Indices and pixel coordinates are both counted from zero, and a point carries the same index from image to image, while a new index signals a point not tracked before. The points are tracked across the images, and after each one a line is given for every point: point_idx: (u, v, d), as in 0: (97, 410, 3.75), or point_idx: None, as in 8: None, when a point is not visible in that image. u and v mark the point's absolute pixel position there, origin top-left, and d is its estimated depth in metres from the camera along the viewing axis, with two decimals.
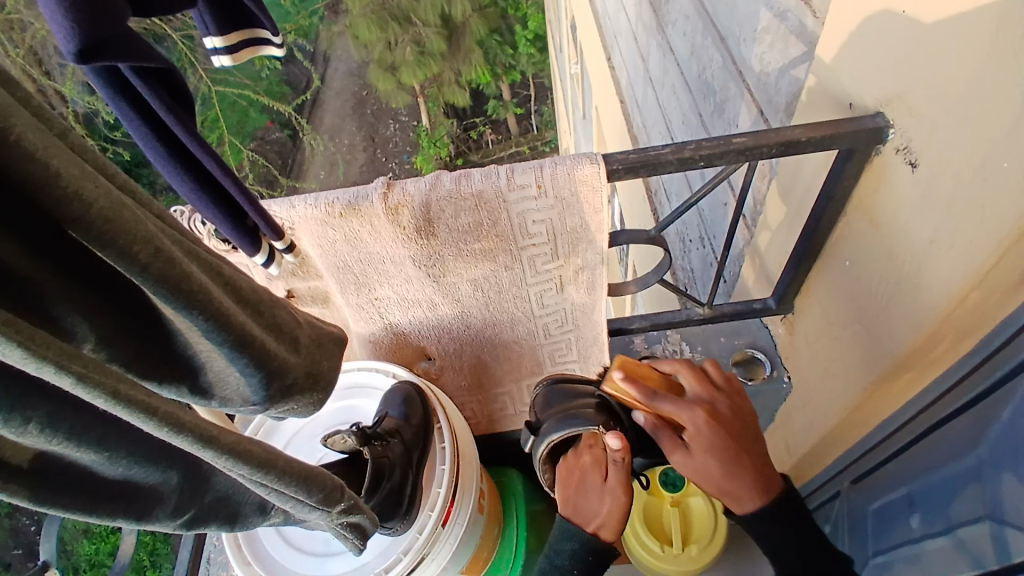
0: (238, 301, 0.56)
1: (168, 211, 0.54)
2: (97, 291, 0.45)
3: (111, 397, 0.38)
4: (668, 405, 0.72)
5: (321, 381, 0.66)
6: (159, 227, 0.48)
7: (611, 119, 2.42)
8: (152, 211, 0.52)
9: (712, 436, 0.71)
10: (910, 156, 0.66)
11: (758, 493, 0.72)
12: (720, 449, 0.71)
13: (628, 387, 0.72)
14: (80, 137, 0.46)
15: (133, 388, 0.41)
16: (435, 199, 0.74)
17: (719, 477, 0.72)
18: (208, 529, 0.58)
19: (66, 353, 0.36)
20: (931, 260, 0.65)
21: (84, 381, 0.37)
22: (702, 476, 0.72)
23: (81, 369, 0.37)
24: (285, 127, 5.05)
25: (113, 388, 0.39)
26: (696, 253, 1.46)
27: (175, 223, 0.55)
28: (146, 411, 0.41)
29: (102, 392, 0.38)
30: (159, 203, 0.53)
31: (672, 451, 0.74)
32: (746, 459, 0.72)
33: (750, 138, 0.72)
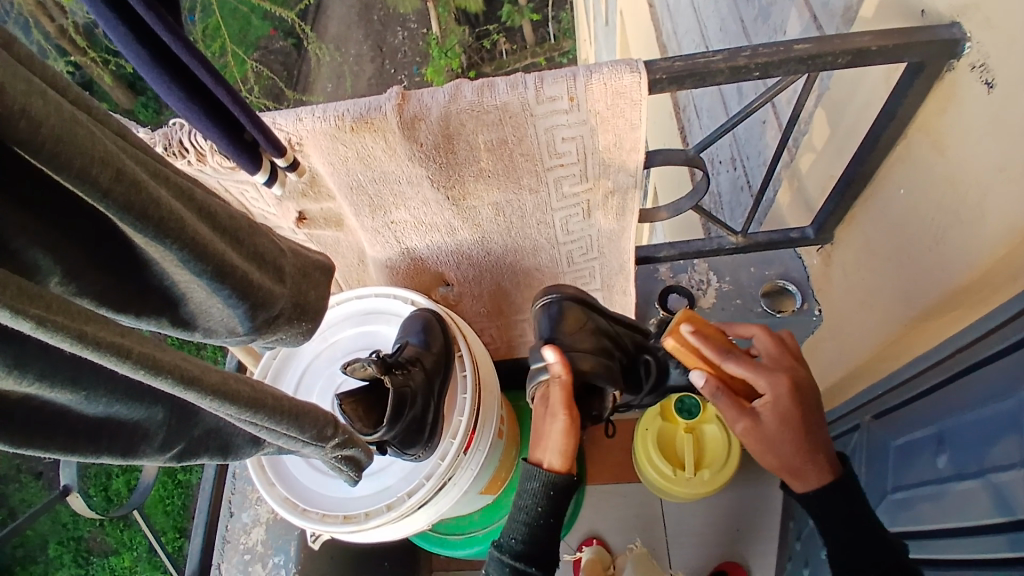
0: (215, 228, 0.52)
1: (131, 131, 0.49)
2: (52, 218, 0.41)
3: (77, 340, 0.36)
4: (745, 368, 0.75)
5: (309, 311, 0.64)
6: (118, 146, 0.44)
7: (638, 27, 2.23)
8: (112, 128, 0.47)
9: (791, 401, 0.72)
10: (986, 75, 0.59)
11: (829, 471, 0.73)
12: (795, 417, 0.72)
13: (697, 340, 0.77)
14: (27, 44, 0.40)
15: (104, 328, 0.38)
16: (455, 112, 0.67)
17: (790, 447, 0.73)
18: (200, 460, 0.57)
19: (24, 294, 0.33)
20: (1000, 193, 0.59)
21: (45, 325, 0.34)
22: (767, 442, 0.73)
23: (42, 312, 0.34)
24: (289, 35, 4.76)
25: (78, 331, 0.36)
26: (726, 176, 1.38)
27: (137, 141, 0.50)
28: (118, 353, 0.38)
29: (66, 336, 0.35)
30: (116, 119, 0.48)
31: (736, 417, 0.75)
32: (816, 439, 0.73)
33: (814, 45, 0.63)
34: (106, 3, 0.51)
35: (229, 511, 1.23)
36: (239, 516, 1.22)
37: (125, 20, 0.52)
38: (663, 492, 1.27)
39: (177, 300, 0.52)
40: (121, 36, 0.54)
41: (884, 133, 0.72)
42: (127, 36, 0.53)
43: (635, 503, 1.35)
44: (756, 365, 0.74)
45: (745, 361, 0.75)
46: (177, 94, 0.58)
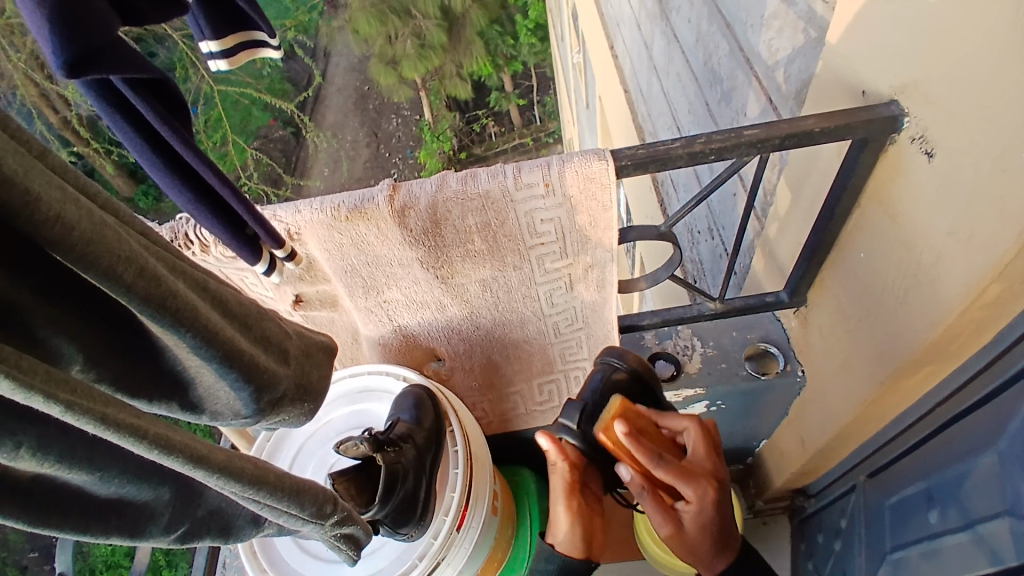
0: (224, 314, 0.55)
1: (153, 231, 0.53)
2: (79, 309, 0.44)
3: (100, 423, 0.38)
4: (668, 470, 0.73)
5: (311, 391, 0.66)
6: (142, 245, 0.47)
7: (615, 109, 2.40)
8: (134, 227, 0.51)
9: (713, 512, 0.73)
10: (926, 146, 0.64)
11: (729, 555, 0.78)
12: (714, 525, 0.74)
13: (628, 441, 0.73)
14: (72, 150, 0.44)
15: (122, 411, 0.40)
16: (442, 200, 0.73)
17: (703, 548, 0.76)
18: (202, 542, 0.57)
19: (53, 380, 0.35)
20: (950, 252, 0.63)
21: (73, 409, 0.36)
22: (688, 543, 0.76)
23: (70, 397, 0.36)
24: (288, 124, 5.02)
25: (102, 413, 0.38)
26: (705, 244, 1.44)
27: (158, 239, 0.54)
28: (136, 434, 0.40)
29: (92, 418, 0.37)
30: (141, 220, 0.52)
31: (660, 516, 0.75)
32: (726, 533, 0.76)
33: (762, 130, 0.71)
34: (123, 116, 0.58)
35: None
36: None
37: (139, 132, 0.60)
38: (668, 568, 1.23)
39: (186, 382, 0.53)
40: (136, 143, 0.61)
41: (840, 202, 0.79)
42: (142, 145, 0.61)
43: None
44: (685, 472, 0.73)
45: (674, 466, 0.73)
46: (186, 195, 0.65)
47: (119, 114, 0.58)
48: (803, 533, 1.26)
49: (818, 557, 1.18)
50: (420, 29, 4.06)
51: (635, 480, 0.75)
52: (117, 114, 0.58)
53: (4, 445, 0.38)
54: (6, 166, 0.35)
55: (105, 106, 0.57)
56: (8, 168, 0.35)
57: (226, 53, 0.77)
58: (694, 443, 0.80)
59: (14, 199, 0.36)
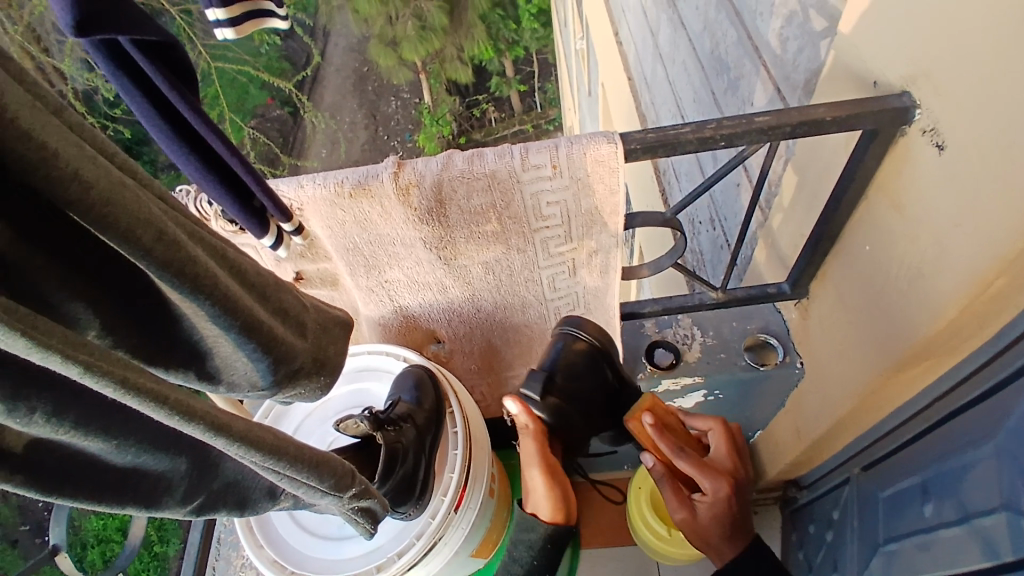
0: (243, 285, 0.54)
1: (169, 191, 0.52)
2: (93, 275, 0.43)
3: (120, 386, 0.37)
4: (685, 461, 0.84)
5: (327, 365, 0.65)
6: (160, 208, 0.46)
7: (618, 97, 2.38)
8: (153, 191, 0.50)
9: (724, 504, 0.84)
10: (935, 138, 0.64)
11: (736, 541, 0.83)
12: (723, 516, 0.85)
13: (653, 430, 0.83)
14: (78, 114, 0.43)
15: (142, 376, 0.39)
16: (447, 179, 0.72)
17: (717, 536, 0.84)
18: (218, 514, 0.56)
19: (70, 341, 0.34)
20: (954, 245, 0.63)
21: (92, 371, 0.35)
22: (698, 532, 0.86)
23: (88, 358, 0.35)
24: (286, 104, 4.95)
25: (122, 376, 0.37)
26: (706, 234, 1.44)
27: (177, 204, 0.52)
28: (157, 398, 0.39)
29: (110, 381, 0.36)
30: (159, 183, 0.51)
31: (676, 507, 0.87)
32: (744, 523, 0.84)
33: (773, 117, 0.70)
34: (132, 79, 0.57)
35: None
36: None
37: (146, 96, 0.59)
38: (658, 553, 1.25)
39: (203, 353, 0.53)
40: (144, 109, 0.60)
41: (847, 193, 0.78)
42: (150, 111, 0.59)
43: (633, 566, 1.32)
44: (704, 467, 0.85)
45: (694, 461, 0.85)
46: (194, 164, 0.63)
47: (125, 75, 0.56)
48: (795, 523, 1.28)
49: (809, 547, 1.19)
50: (422, 10, 4.01)
51: (652, 430, 0.81)
52: (125, 78, 0.57)
53: (18, 411, 0.37)
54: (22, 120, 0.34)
55: (114, 67, 0.56)
56: (23, 123, 0.34)
57: (232, 22, 0.75)
58: (709, 422, 0.88)
59: (29, 155, 0.35)
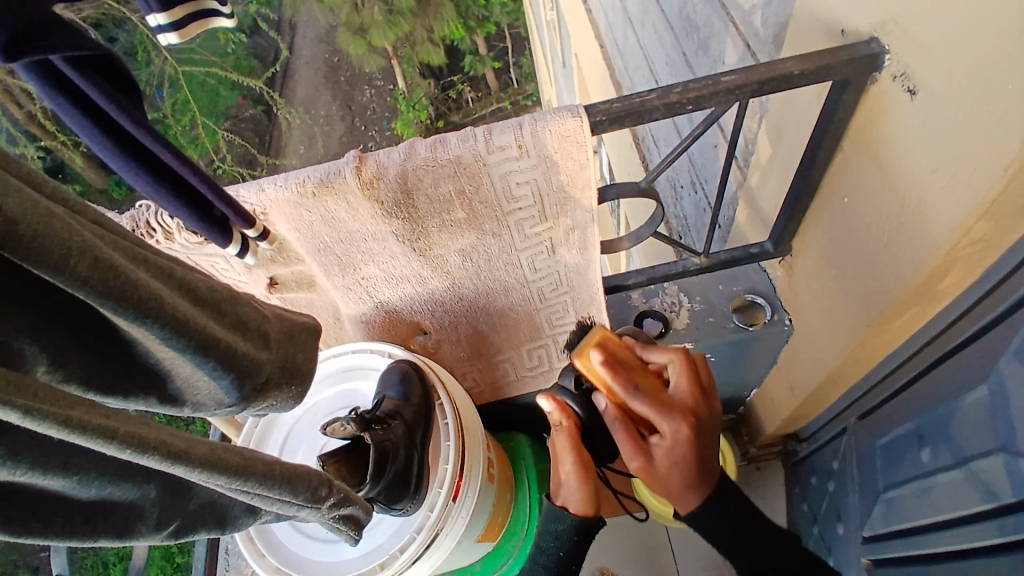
0: (195, 302, 0.53)
1: (108, 217, 0.50)
2: (37, 307, 0.42)
3: (65, 425, 0.36)
4: (645, 405, 0.73)
5: (298, 373, 0.64)
6: (96, 235, 0.44)
7: (591, 66, 2.34)
8: (87, 217, 0.48)
9: (686, 446, 0.72)
10: (908, 83, 0.62)
11: (699, 493, 0.76)
12: (685, 463, 0.73)
13: (605, 369, 0.74)
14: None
15: (90, 411, 0.38)
16: (412, 168, 0.70)
17: (677, 481, 0.75)
18: (197, 535, 0.56)
19: (8, 385, 0.33)
20: (933, 192, 0.62)
21: (33, 414, 0.34)
22: (662, 477, 0.75)
23: (28, 401, 0.34)
24: (257, 103, 4.85)
25: (65, 416, 0.36)
26: (688, 199, 1.42)
27: (113, 224, 0.50)
28: (105, 435, 0.38)
29: (53, 423, 0.35)
30: (92, 207, 0.49)
31: (633, 452, 0.75)
32: (705, 468, 0.75)
33: (740, 75, 0.68)
34: (68, 98, 0.55)
35: None
36: None
37: (84, 112, 0.56)
38: (665, 518, 1.27)
39: (163, 376, 0.52)
40: (88, 129, 0.58)
41: (822, 147, 0.77)
42: (92, 128, 0.57)
43: (641, 534, 1.34)
44: (662, 405, 0.73)
45: (651, 399, 0.73)
46: (144, 178, 0.61)
47: (61, 94, 0.54)
48: (797, 478, 1.29)
49: (812, 500, 1.21)
50: None
51: (610, 409, 0.77)
52: (64, 99, 0.55)
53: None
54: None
55: (48, 87, 0.54)
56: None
57: (175, 26, 0.72)
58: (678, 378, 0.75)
59: None
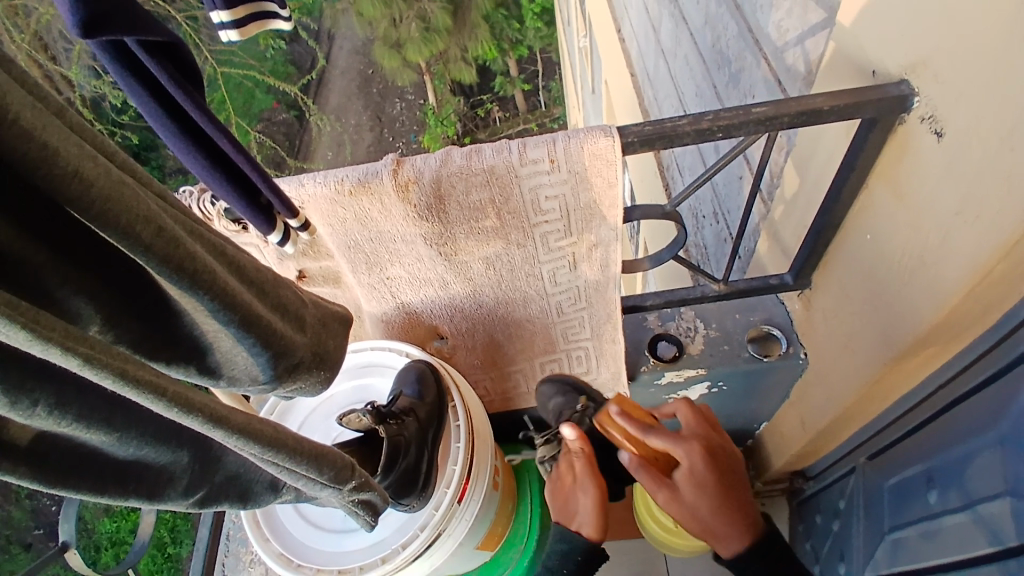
0: (244, 280, 0.56)
1: (169, 191, 0.53)
2: (97, 270, 0.44)
3: (120, 377, 0.38)
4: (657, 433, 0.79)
5: (327, 360, 0.66)
6: (160, 207, 0.47)
7: (620, 93, 2.38)
8: (153, 189, 0.51)
9: (703, 471, 0.77)
10: (936, 126, 0.64)
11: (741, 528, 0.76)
12: (711, 491, 0.77)
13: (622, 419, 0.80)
14: (77, 112, 0.44)
15: (142, 368, 0.40)
16: (445, 174, 0.73)
17: (711, 515, 0.77)
18: (220, 506, 0.57)
19: (71, 335, 0.35)
20: (956, 232, 0.62)
21: (92, 363, 0.36)
22: (693, 513, 0.77)
23: (88, 351, 0.36)
24: (291, 107, 4.97)
25: (121, 368, 0.38)
26: (709, 228, 1.44)
27: (176, 202, 0.54)
28: (156, 391, 0.40)
29: (110, 373, 0.37)
30: (159, 182, 0.52)
31: (659, 487, 0.79)
32: (731, 494, 0.78)
33: (770, 107, 0.70)
34: (138, 80, 0.57)
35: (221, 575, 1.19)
36: None
37: (152, 96, 0.59)
38: (666, 547, 1.25)
39: (204, 348, 0.53)
40: (153, 110, 0.60)
41: (847, 182, 0.78)
42: (157, 110, 0.60)
43: (639, 560, 1.33)
44: (670, 436, 0.79)
45: (662, 433, 0.79)
46: (201, 162, 0.63)
47: (132, 75, 0.57)
48: (802, 516, 1.28)
49: (815, 539, 1.19)
50: (425, 11, 4.01)
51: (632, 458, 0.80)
52: (131, 79, 0.57)
53: (22, 402, 0.38)
54: (24, 121, 0.35)
55: (121, 68, 0.56)
56: (24, 123, 0.35)
57: (236, 23, 0.76)
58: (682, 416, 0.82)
59: (30, 153, 0.36)
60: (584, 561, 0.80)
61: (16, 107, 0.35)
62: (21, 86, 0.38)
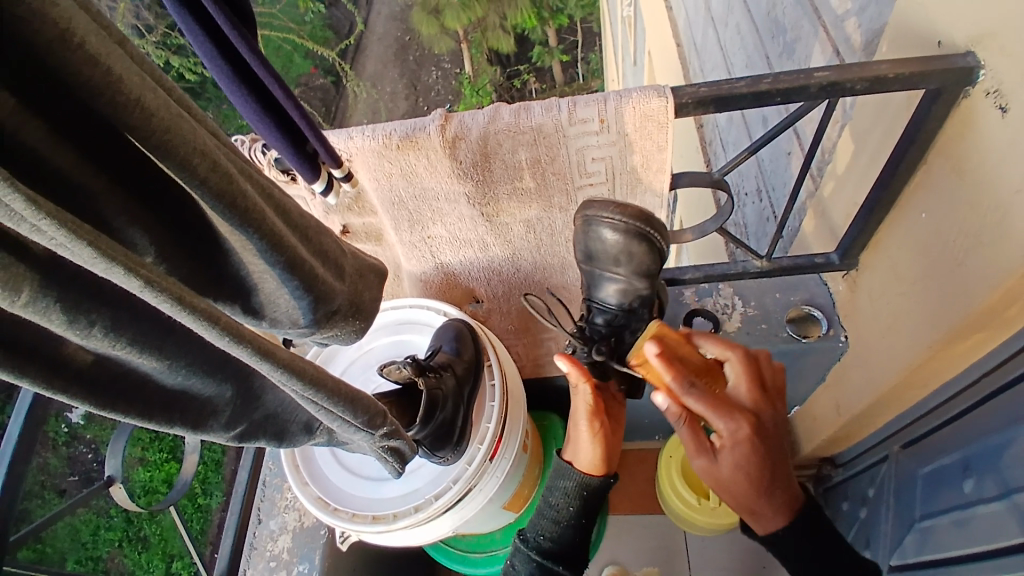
0: (290, 225, 0.57)
1: (223, 133, 0.54)
2: (147, 201, 0.45)
3: (178, 303, 0.39)
4: (736, 364, 0.74)
5: (363, 310, 0.67)
6: (214, 145, 0.48)
7: (664, 64, 2.31)
8: (206, 127, 0.51)
9: (748, 455, 0.69)
10: (1000, 100, 0.61)
11: (782, 511, 0.72)
12: (751, 469, 0.69)
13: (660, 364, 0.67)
14: (137, 47, 0.45)
15: (197, 297, 0.41)
16: (493, 132, 0.72)
17: (746, 498, 0.72)
18: (257, 443, 0.60)
19: (132, 259, 0.36)
20: (1017, 210, 0.59)
21: (152, 286, 0.37)
22: (722, 486, 0.72)
23: (148, 274, 0.37)
24: (329, 72, 4.95)
25: (178, 294, 0.39)
26: (751, 206, 1.41)
27: (230, 143, 0.54)
28: (211, 319, 0.41)
29: (168, 297, 0.38)
30: (211, 120, 0.52)
31: (696, 452, 0.73)
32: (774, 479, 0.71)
33: (833, 72, 0.67)
34: (196, 19, 0.54)
35: (257, 518, 1.23)
36: (267, 522, 1.23)
37: (210, 37, 0.56)
38: (686, 523, 1.27)
39: (249, 289, 0.55)
40: (208, 50, 0.57)
41: (906, 156, 0.74)
42: (212, 51, 0.57)
43: (659, 533, 1.35)
44: (718, 403, 0.69)
45: (709, 397, 0.69)
46: (252, 107, 0.62)
47: (190, 14, 0.54)
48: (828, 501, 1.26)
49: (841, 525, 1.18)
50: None
51: (671, 408, 0.72)
52: (189, 17, 0.54)
53: (80, 321, 0.40)
54: (88, 45, 0.36)
55: (179, 6, 0.53)
56: (89, 48, 0.36)
57: None
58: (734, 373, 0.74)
59: (94, 78, 0.37)
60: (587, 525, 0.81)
61: (81, 32, 0.36)
62: (85, 13, 0.39)
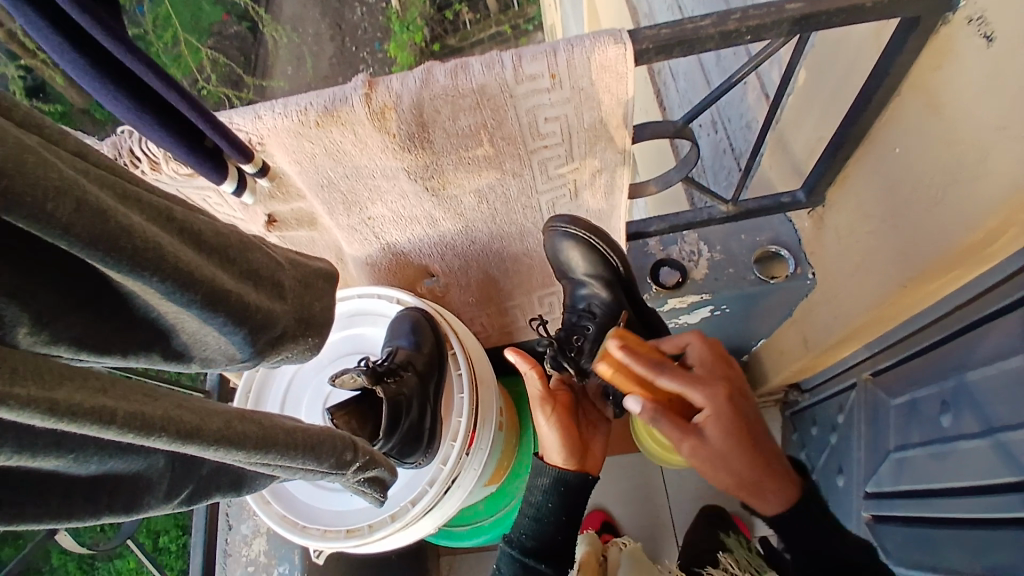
0: (200, 248, 0.46)
1: (94, 148, 0.43)
2: (14, 260, 0.35)
3: (52, 414, 0.30)
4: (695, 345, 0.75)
5: (315, 324, 0.59)
6: (79, 172, 0.38)
7: None
8: (69, 149, 0.41)
9: (728, 413, 0.67)
10: (985, 28, 0.55)
11: (782, 482, 0.68)
12: (737, 430, 0.67)
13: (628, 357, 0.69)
14: None
15: (84, 391, 0.32)
16: (428, 97, 0.62)
17: (742, 467, 0.67)
18: (211, 499, 0.53)
19: None
20: (999, 152, 0.55)
21: (12, 403, 0.28)
22: (717, 463, 0.67)
23: (7, 388, 0.28)
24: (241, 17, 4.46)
25: (53, 401, 0.30)
26: (706, 139, 1.35)
27: (106, 160, 0.44)
28: (105, 419, 0.33)
29: (40, 410, 0.30)
30: (75, 137, 0.42)
31: (680, 439, 0.68)
32: (764, 440, 0.69)
33: (806, 3, 0.60)
34: (36, 10, 0.43)
35: None
36: None
37: (56, 28, 0.44)
38: (663, 460, 1.26)
39: (165, 330, 0.46)
40: (56, 43, 0.45)
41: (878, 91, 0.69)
42: (63, 44, 0.45)
43: (632, 472, 1.37)
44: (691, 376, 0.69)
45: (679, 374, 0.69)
46: (125, 106, 0.51)
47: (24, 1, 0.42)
48: (795, 424, 1.30)
49: (810, 450, 1.22)
50: None
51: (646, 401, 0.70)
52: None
53: None
54: None
55: None
56: None
57: None
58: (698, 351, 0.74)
59: None
60: (567, 522, 0.79)
61: None
62: None
